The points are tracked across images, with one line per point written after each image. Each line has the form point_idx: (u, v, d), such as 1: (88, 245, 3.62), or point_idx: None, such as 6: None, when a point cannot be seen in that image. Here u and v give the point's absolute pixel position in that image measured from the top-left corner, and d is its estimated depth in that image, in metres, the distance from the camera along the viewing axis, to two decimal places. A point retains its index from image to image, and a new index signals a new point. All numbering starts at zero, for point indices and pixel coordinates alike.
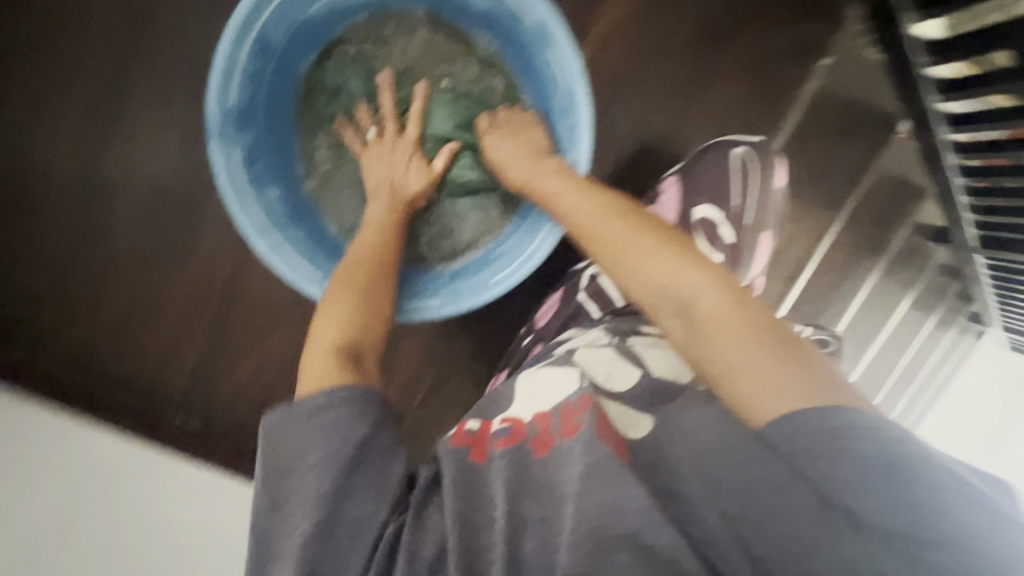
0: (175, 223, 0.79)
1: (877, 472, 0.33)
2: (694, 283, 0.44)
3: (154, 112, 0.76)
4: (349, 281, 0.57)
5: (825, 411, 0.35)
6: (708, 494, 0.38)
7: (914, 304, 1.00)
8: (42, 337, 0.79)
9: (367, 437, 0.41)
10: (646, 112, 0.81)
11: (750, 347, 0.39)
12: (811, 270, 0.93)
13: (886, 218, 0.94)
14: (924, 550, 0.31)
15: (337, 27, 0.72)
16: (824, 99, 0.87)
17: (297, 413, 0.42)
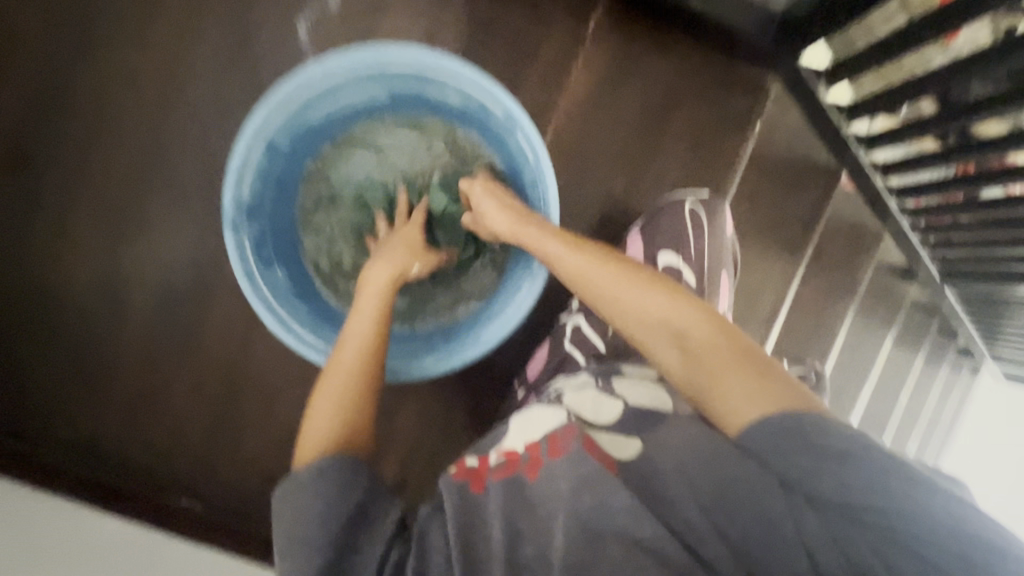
0: (186, 310, 0.84)
1: (838, 458, 0.38)
2: (686, 315, 0.47)
3: (168, 213, 0.83)
4: (352, 363, 0.53)
5: (799, 414, 0.40)
6: (689, 492, 0.42)
7: (899, 341, 1.11)
8: (58, 430, 0.83)
9: (364, 498, 0.45)
10: (609, 178, 0.90)
11: (731, 362, 0.44)
12: (785, 313, 1.02)
13: (847, 259, 1.04)
14: (866, 515, 0.37)
15: (333, 128, 0.81)
16: (768, 155, 0.97)
17: (300, 479, 0.46)
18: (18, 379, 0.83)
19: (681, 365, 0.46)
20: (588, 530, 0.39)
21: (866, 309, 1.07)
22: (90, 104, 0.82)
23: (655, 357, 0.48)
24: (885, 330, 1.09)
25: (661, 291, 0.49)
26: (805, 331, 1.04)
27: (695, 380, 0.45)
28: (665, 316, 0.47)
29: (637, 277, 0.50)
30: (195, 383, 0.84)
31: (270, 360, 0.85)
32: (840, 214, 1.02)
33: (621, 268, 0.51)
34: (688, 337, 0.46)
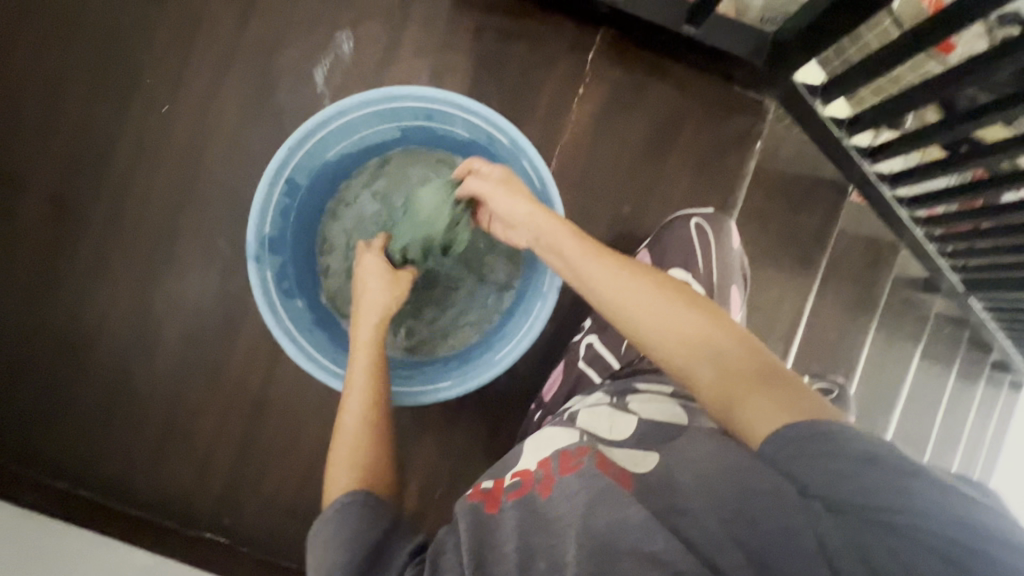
0: (211, 345, 0.87)
1: (862, 460, 0.37)
2: (725, 336, 0.48)
3: (195, 254, 0.88)
4: (361, 414, 0.56)
5: (823, 421, 0.40)
6: (707, 505, 0.40)
7: (927, 356, 1.09)
8: (91, 468, 0.86)
9: (387, 530, 0.46)
10: (616, 201, 0.92)
11: (758, 377, 0.45)
12: (804, 329, 1.01)
13: (863, 273, 1.03)
14: (896, 519, 0.35)
15: (348, 164, 0.86)
16: (773, 173, 0.99)
17: (326, 513, 0.47)
18: (55, 417, 0.86)
19: (714, 381, 0.46)
20: (607, 546, 0.38)
21: (888, 323, 1.06)
22: (126, 155, 0.88)
23: (688, 372, 0.48)
24: (911, 345, 1.07)
25: (693, 309, 0.50)
26: (826, 347, 1.02)
27: (726, 395, 0.45)
28: (700, 333, 0.48)
29: (670, 293, 0.52)
30: (220, 416, 0.87)
31: (293, 391, 0.87)
32: (851, 227, 1.02)
33: (654, 284, 0.52)
34: (719, 354, 0.47)
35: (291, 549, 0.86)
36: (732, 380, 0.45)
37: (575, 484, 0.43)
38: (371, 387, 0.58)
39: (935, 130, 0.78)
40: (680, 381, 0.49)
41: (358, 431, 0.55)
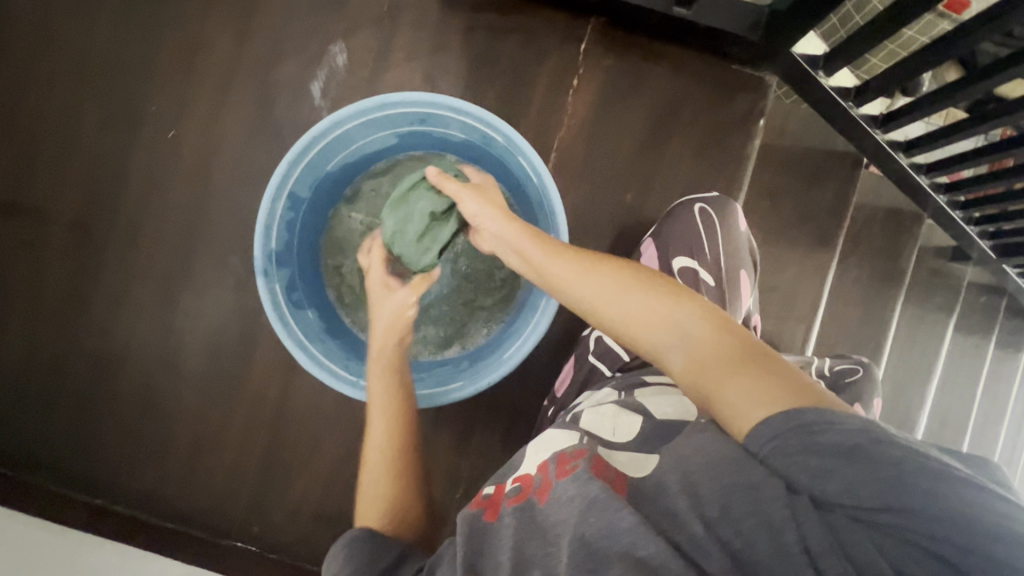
0: (231, 361, 0.90)
1: (842, 454, 0.35)
2: (685, 316, 0.47)
3: (211, 274, 0.90)
4: (383, 444, 0.58)
5: (800, 410, 0.37)
6: (693, 504, 0.39)
7: (962, 328, 1.04)
8: (123, 487, 0.89)
9: (396, 560, 0.48)
10: (619, 191, 0.91)
11: (731, 360, 0.43)
12: (824, 308, 0.98)
13: (885, 246, 1.00)
14: (878, 517, 0.34)
15: (347, 174, 0.87)
16: (779, 150, 0.96)
17: (340, 547, 0.49)
18: (88, 437, 0.90)
19: (687, 365, 0.45)
20: (596, 549, 0.34)
21: (915, 296, 1.02)
22: (137, 180, 0.91)
23: (662, 359, 0.47)
24: (942, 317, 1.03)
25: (648, 291, 0.50)
26: (848, 326, 0.99)
27: (699, 379, 0.44)
28: (664, 315, 0.48)
29: (626, 280, 0.51)
30: (244, 428, 0.89)
31: (310, 400, 0.89)
32: (868, 199, 0.99)
33: (612, 272, 0.53)
34: (687, 336, 0.46)
35: (319, 556, 0.88)
36: (703, 362, 0.44)
37: (569, 487, 0.39)
38: (392, 414, 0.61)
39: (953, 89, 0.75)
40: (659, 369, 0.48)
41: (385, 461, 0.57)
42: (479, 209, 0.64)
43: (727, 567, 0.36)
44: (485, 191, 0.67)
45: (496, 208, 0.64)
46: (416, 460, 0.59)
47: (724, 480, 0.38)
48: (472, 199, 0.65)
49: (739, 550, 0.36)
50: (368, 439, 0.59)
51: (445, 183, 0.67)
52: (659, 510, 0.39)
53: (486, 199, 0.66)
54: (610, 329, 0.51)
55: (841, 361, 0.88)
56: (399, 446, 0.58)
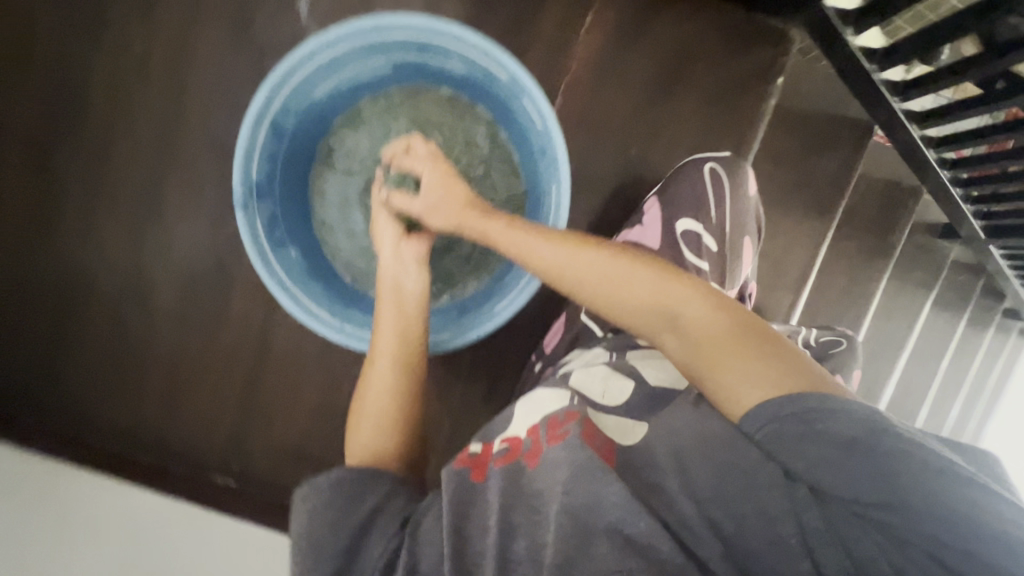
0: (208, 297, 0.86)
1: (841, 446, 0.35)
2: (678, 296, 0.45)
3: (187, 204, 0.85)
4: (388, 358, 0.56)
5: (800, 396, 0.36)
6: (684, 484, 0.37)
7: (939, 304, 1.06)
8: (99, 417, 0.87)
9: (382, 504, 0.40)
10: (623, 143, 0.86)
11: (728, 339, 0.41)
12: (815, 278, 0.97)
13: (881, 219, 0.98)
14: (877, 513, 0.34)
15: (337, 104, 0.80)
16: (794, 112, 0.92)
17: (318, 485, 0.40)
18: (60, 366, 0.86)
19: (683, 348, 0.43)
20: (585, 522, 0.32)
21: (902, 271, 1.02)
22: (103, 95, 0.83)
23: (658, 340, 0.45)
24: (924, 294, 1.04)
25: (638, 268, 0.47)
26: (837, 298, 0.99)
27: (697, 361, 0.41)
28: (656, 298, 0.45)
29: (615, 262, 0.48)
30: (222, 366, 0.87)
31: (291, 341, 0.86)
32: (872, 170, 0.97)
33: (596, 256, 0.48)
34: (680, 316, 0.44)
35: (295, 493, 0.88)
36: (699, 342, 0.42)
37: (560, 454, 0.38)
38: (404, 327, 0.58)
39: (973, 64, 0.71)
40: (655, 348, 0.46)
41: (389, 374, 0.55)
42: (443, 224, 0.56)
43: (718, 550, 0.34)
44: (446, 193, 0.57)
45: (467, 213, 0.55)
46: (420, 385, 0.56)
47: (714, 459, 0.38)
48: (433, 211, 0.57)
49: (731, 536, 0.35)
50: (376, 347, 0.57)
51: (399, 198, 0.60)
52: (648, 484, 0.37)
53: (446, 207, 0.56)
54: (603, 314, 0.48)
55: (826, 332, 0.88)
56: (404, 362, 0.56)
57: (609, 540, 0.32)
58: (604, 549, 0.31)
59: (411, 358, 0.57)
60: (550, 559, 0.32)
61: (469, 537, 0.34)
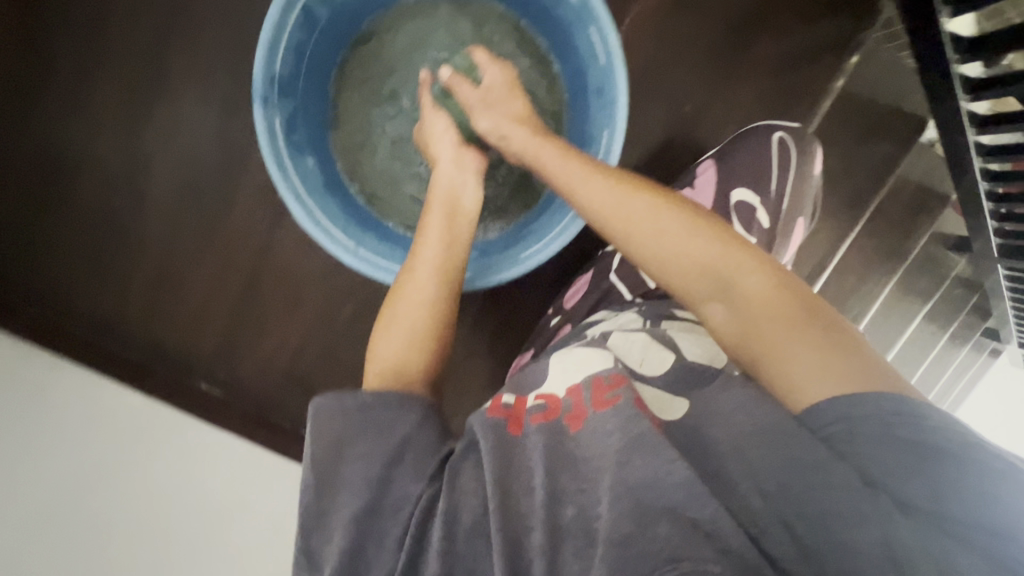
0: (208, 193, 0.79)
1: (923, 453, 0.32)
2: (737, 262, 0.42)
3: (194, 86, 0.76)
4: (430, 271, 0.52)
5: (869, 398, 0.34)
6: (747, 469, 0.35)
7: (931, 318, 0.99)
8: (73, 305, 0.79)
9: (412, 433, 0.37)
10: (679, 98, 0.80)
11: (789, 319, 0.38)
12: (830, 272, 0.90)
13: (908, 218, 0.91)
14: (985, 539, 0.31)
15: (370, 8, 0.73)
16: (863, 93, 0.85)
17: (345, 404, 0.38)
18: (37, 241, 0.78)
19: (726, 319, 0.41)
20: (643, 500, 0.31)
21: (908, 278, 0.95)
22: None
23: (699, 309, 0.43)
24: (920, 304, 0.97)
25: (699, 231, 0.43)
26: (874, 295, 0.93)
27: (746, 339, 0.39)
28: (709, 262, 0.42)
29: (667, 216, 0.45)
30: (217, 271, 0.81)
31: (295, 257, 0.81)
32: (909, 171, 0.89)
33: (648, 207, 0.45)
34: (732, 285, 0.41)
35: (271, 414, 0.83)
36: (749, 316, 0.39)
37: (610, 422, 0.36)
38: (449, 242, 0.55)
39: None
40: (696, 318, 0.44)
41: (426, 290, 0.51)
42: (490, 126, 0.60)
43: (789, 547, 0.32)
44: (500, 100, 0.62)
45: (518, 121, 0.59)
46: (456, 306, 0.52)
47: (782, 451, 0.35)
48: (484, 110, 0.61)
49: (803, 535, 0.32)
50: (418, 257, 0.54)
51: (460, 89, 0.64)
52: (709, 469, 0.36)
53: (498, 111, 0.60)
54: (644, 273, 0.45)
55: None
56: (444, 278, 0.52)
57: (673, 523, 0.30)
58: (666, 530, 0.30)
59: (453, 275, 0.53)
60: (606, 534, 0.30)
61: (515, 496, 0.33)
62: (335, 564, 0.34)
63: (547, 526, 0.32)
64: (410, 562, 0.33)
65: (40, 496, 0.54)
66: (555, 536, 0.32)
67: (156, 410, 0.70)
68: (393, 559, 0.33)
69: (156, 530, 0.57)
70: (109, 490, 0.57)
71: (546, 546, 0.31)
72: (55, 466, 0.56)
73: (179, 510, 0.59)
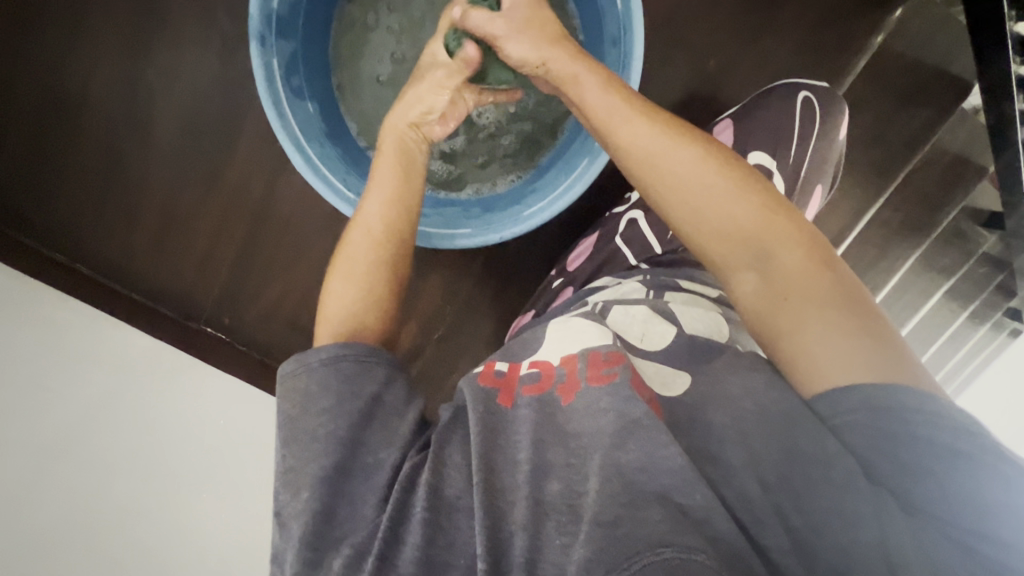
0: (210, 139, 0.77)
1: (938, 456, 0.31)
2: (781, 231, 0.38)
3: (195, 25, 0.73)
4: (379, 228, 0.49)
5: (899, 390, 0.33)
6: (749, 459, 0.34)
7: (953, 297, 0.94)
8: (82, 247, 0.78)
9: (379, 391, 0.38)
10: (700, 51, 0.74)
11: (829, 301, 0.36)
12: (849, 244, 0.87)
13: (938, 192, 0.86)
14: (985, 546, 0.30)
15: None
16: (904, 53, 0.78)
17: (309, 363, 0.38)
18: (39, 180, 0.76)
19: (758, 291, 0.38)
20: (635, 483, 0.31)
21: (932, 253, 0.90)
22: None
23: (728, 275, 0.39)
24: (941, 281, 0.92)
25: (743, 192, 0.39)
26: (893, 269, 0.89)
27: (773, 317, 0.37)
28: (751, 228, 0.38)
29: (712, 170, 0.40)
30: (219, 218, 0.79)
31: (297, 208, 0.80)
32: (946, 140, 0.83)
33: (693, 154, 0.40)
34: (770, 257, 0.38)
35: (273, 361, 0.83)
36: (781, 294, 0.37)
37: (604, 401, 0.35)
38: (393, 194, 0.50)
39: None
40: (722, 286, 0.41)
41: (369, 246, 0.48)
42: (525, 55, 0.49)
43: (784, 541, 0.31)
44: (532, 22, 0.49)
45: (555, 44, 0.48)
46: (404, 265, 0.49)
47: (785, 443, 0.34)
48: (513, 39, 0.49)
49: (799, 528, 0.32)
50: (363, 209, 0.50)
51: (474, 17, 0.51)
52: (706, 452, 0.35)
53: (532, 36, 0.48)
54: (677, 231, 0.41)
55: None
56: (390, 236, 0.49)
57: (662, 509, 0.29)
58: (656, 513, 0.29)
59: (400, 229, 0.49)
60: (593, 515, 0.30)
61: (500, 475, 0.33)
62: (305, 524, 0.34)
63: (531, 503, 0.31)
64: (392, 531, 0.33)
65: (47, 424, 0.55)
66: (539, 513, 0.31)
67: (167, 349, 0.71)
68: (371, 523, 0.33)
69: (160, 465, 0.59)
70: (118, 427, 0.59)
71: (529, 524, 0.31)
72: (69, 395, 0.57)
73: (187, 444, 0.62)
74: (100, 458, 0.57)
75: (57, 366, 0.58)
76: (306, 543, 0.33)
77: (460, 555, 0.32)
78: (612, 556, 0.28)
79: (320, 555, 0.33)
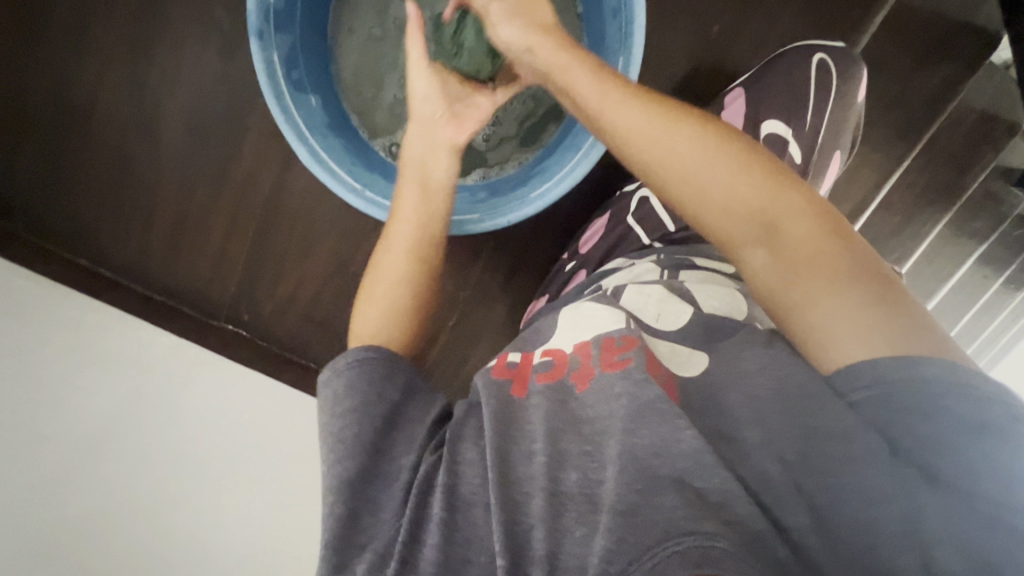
0: (217, 138, 0.77)
1: (968, 428, 0.30)
2: (788, 203, 0.36)
3: (194, 24, 0.72)
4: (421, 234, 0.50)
5: (927, 368, 0.31)
6: (768, 441, 0.33)
7: (992, 262, 0.89)
8: (104, 251, 0.80)
9: (403, 395, 0.38)
10: (708, 19, 0.71)
11: (841, 275, 0.33)
12: (871, 211, 0.84)
13: (967, 153, 0.82)
14: (1013, 516, 0.29)
15: None
16: (928, 7, 0.74)
17: (338, 369, 0.39)
18: (59, 189, 0.78)
19: (769, 269, 0.35)
20: (651, 468, 0.30)
21: (963, 216, 0.86)
22: None
23: (737, 254, 0.37)
24: (975, 246, 0.88)
25: (745, 169, 0.36)
26: (919, 234, 0.86)
27: (786, 290, 0.35)
28: (761, 205, 0.35)
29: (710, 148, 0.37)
30: (229, 216, 0.80)
31: (305, 202, 0.79)
32: (972, 96, 0.79)
33: (691, 135, 0.38)
34: (780, 229, 0.35)
35: (290, 353, 0.84)
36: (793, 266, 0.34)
37: (618, 387, 0.35)
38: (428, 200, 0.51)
39: None
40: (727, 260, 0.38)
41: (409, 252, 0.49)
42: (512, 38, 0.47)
43: (804, 519, 0.31)
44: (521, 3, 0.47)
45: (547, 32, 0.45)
46: (437, 275, 0.50)
47: (807, 421, 0.33)
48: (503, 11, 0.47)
49: (823, 507, 0.31)
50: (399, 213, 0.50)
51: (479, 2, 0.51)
52: (720, 434, 0.34)
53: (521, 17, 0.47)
54: (682, 212, 0.38)
55: None
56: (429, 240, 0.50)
57: (680, 495, 0.29)
58: (672, 500, 0.29)
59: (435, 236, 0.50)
60: (612, 504, 0.29)
61: (517, 466, 0.33)
62: (331, 530, 0.34)
63: (549, 494, 0.31)
64: (411, 534, 0.33)
65: (88, 420, 0.57)
66: (556, 503, 0.31)
67: (186, 351, 0.71)
68: (391, 527, 0.34)
69: (195, 456, 0.61)
70: (143, 424, 0.60)
71: (547, 517, 0.30)
72: (106, 391, 0.59)
73: (208, 435, 0.62)
74: (127, 458, 0.58)
75: (89, 368, 0.59)
76: (331, 548, 0.34)
77: (478, 550, 0.32)
78: (629, 546, 0.27)
79: (345, 559, 0.34)
